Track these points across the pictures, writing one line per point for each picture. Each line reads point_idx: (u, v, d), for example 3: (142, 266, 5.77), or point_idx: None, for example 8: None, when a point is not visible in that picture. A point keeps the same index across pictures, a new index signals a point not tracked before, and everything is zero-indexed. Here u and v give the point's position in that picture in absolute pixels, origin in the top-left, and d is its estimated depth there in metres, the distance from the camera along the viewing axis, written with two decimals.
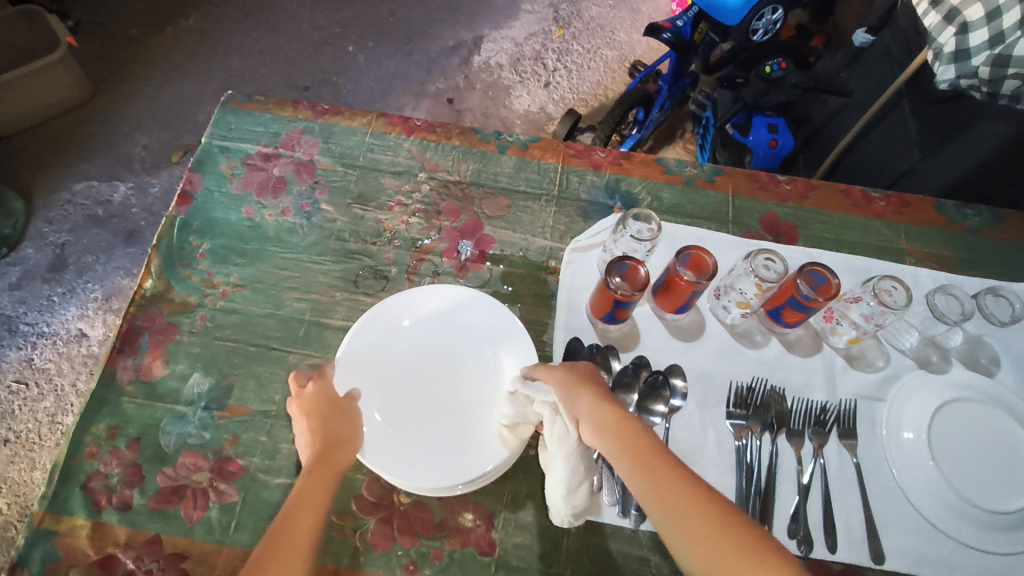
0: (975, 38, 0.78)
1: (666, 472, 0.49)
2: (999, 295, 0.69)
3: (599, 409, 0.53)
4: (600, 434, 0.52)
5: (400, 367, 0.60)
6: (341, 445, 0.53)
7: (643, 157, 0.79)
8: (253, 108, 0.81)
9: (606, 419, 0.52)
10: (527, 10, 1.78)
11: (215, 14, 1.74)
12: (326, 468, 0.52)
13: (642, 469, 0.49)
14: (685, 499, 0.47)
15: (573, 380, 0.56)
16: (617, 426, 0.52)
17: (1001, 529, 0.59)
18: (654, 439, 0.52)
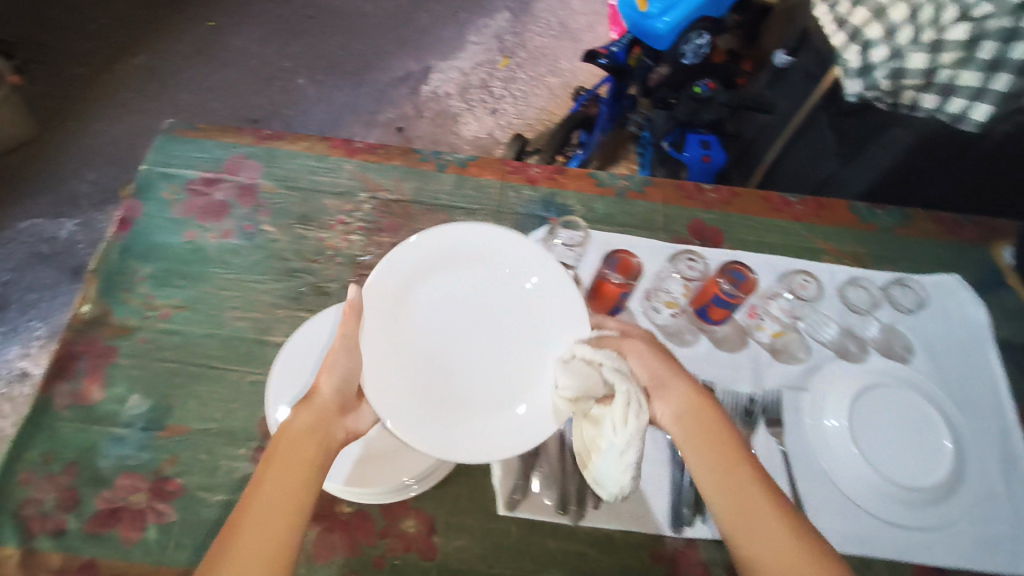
0: (876, 55, 0.86)
1: (742, 467, 0.53)
2: (905, 286, 0.76)
3: (690, 400, 0.58)
4: (683, 424, 0.57)
5: (439, 316, 0.61)
6: (305, 402, 0.53)
7: (576, 171, 0.83)
8: (196, 135, 0.81)
9: (692, 411, 0.57)
10: (474, 42, 1.85)
11: (164, 51, 1.75)
12: (288, 434, 0.51)
13: (722, 459, 0.54)
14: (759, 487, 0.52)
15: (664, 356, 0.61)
16: (705, 412, 0.57)
17: (917, 506, 0.63)
18: (738, 439, 0.56)
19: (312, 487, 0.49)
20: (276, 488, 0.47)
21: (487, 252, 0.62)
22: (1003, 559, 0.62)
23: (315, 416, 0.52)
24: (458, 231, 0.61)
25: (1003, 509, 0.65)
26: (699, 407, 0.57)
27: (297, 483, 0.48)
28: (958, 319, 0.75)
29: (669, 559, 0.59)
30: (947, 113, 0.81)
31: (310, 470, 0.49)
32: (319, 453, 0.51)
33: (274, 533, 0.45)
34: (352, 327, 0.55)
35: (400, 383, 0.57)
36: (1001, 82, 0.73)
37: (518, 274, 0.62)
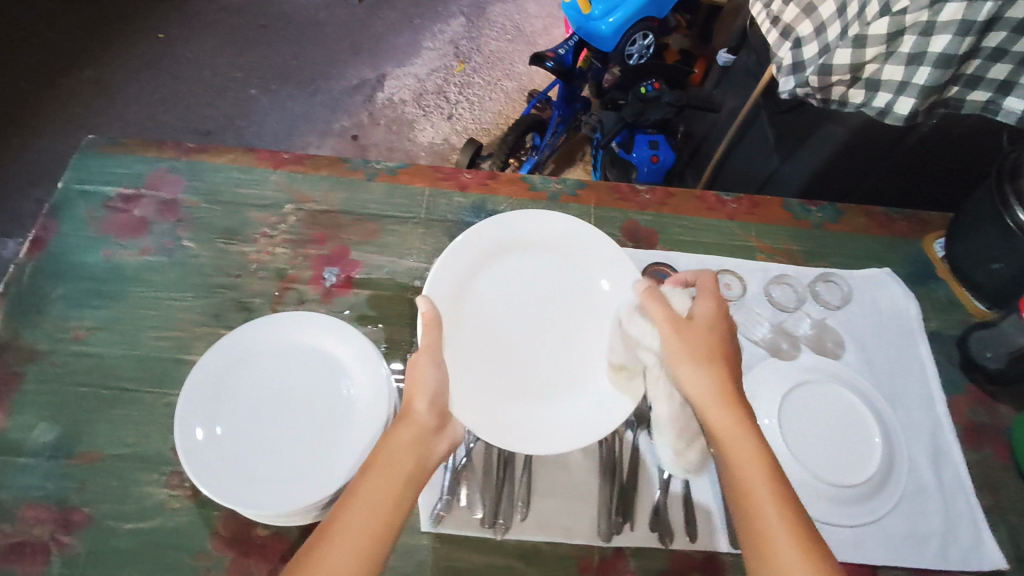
0: (808, 52, 0.80)
1: (761, 470, 0.49)
2: (829, 281, 0.76)
3: (711, 391, 0.53)
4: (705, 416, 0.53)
5: (504, 312, 0.64)
6: (403, 419, 0.52)
7: (508, 176, 0.82)
8: (115, 150, 0.78)
9: (713, 404, 0.53)
10: (429, 48, 1.83)
11: (110, 62, 1.71)
12: (387, 451, 0.50)
13: (739, 459, 0.50)
14: (763, 473, 0.49)
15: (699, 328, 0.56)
16: (723, 392, 0.53)
17: (848, 503, 0.62)
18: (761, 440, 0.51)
19: (403, 508, 0.48)
20: (367, 505, 0.47)
21: (548, 240, 0.66)
22: (932, 554, 0.62)
23: (414, 434, 0.51)
24: (516, 224, 0.66)
25: (933, 506, 0.64)
26: (716, 387, 0.53)
27: (391, 499, 0.48)
28: (890, 312, 0.75)
29: (596, 569, 0.58)
30: (872, 108, 0.75)
31: (404, 489, 0.49)
32: (417, 474, 0.50)
33: (356, 551, 0.45)
34: (433, 338, 0.56)
35: (479, 369, 0.61)
36: (922, 76, 0.68)
37: (578, 258, 0.67)
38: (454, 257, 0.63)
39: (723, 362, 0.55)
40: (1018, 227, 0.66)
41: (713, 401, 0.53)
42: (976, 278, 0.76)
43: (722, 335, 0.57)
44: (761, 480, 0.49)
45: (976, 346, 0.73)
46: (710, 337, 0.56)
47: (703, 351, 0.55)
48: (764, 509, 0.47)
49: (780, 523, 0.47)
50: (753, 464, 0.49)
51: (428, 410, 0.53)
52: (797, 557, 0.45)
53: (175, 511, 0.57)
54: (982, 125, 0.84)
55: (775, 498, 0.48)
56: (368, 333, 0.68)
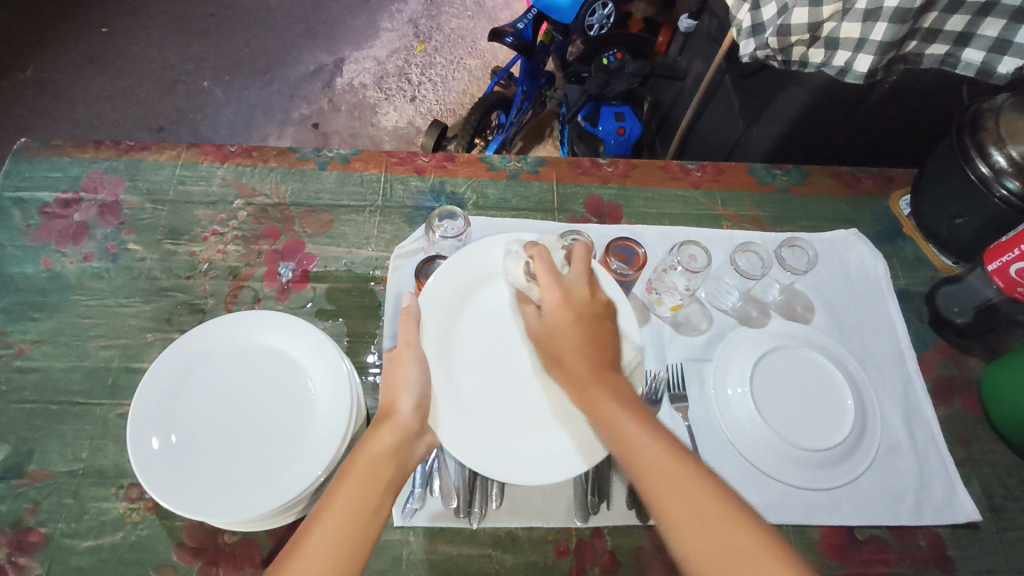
0: (766, 12, 0.73)
1: (608, 396, 0.52)
2: (795, 246, 0.73)
3: (559, 331, 0.56)
4: (560, 356, 0.55)
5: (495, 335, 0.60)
6: (385, 420, 0.51)
7: (466, 157, 0.80)
8: (50, 153, 0.75)
9: (567, 341, 0.55)
10: (387, 28, 1.78)
11: (54, 62, 1.64)
12: (367, 454, 0.48)
13: (587, 394, 0.52)
14: (629, 419, 0.50)
15: (557, 310, 0.57)
16: (592, 359, 0.54)
17: (821, 467, 0.60)
18: (602, 373, 0.53)
19: (381, 514, 0.46)
20: (347, 511, 0.45)
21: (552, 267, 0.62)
22: (906, 511, 0.61)
23: (396, 436, 0.50)
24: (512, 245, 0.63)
25: (906, 461, 0.64)
26: (582, 358, 0.54)
27: (369, 507, 0.46)
28: (858, 273, 0.75)
29: (574, 552, 0.58)
30: (832, 67, 0.73)
31: (382, 495, 0.47)
32: (396, 476, 0.48)
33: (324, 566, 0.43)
34: (411, 335, 0.55)
35: (470, 388, 0.56)
36: (879, 32, 0.66)
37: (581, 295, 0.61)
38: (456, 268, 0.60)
39: (585, 331, 0.55)
40: (980, 180, 0.66)
41: (578, 367, 0.54)
42: (942, 235, 0.75)
43: (585, 310, 0.56)
44: (627, 424, 0.49)
45: (943, 303, 0.73)
46: (576, 314, 0.56)
47: (558, 325, 0.56)
48: (637, 443, 0.49)
49: (661, 454, 0.48)
50: (620, 416, 0.50)
51: (412, 411, 0.51)
52: (682, 480, 0.46)
53: (135, 524, 0.55)
54: (941, 79, 0.82)
55: (651, 437, 0.49)
56: (329, 328, 0.66)
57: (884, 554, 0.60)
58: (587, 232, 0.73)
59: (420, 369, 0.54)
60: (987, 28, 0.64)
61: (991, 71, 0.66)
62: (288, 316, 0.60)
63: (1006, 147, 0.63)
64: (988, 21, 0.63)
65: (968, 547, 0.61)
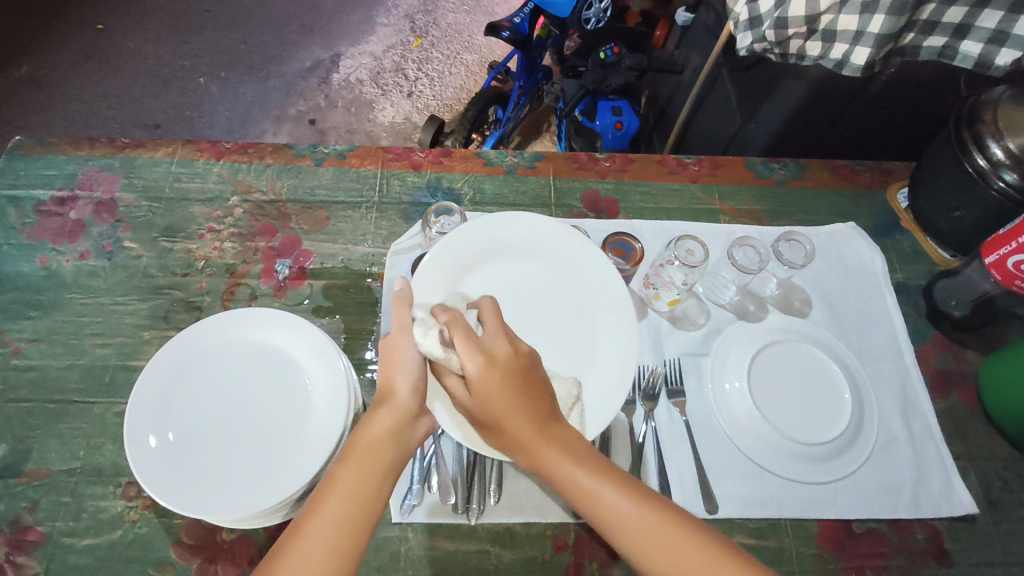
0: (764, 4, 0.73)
1: (563, 458, 0.46)
2: (791, 240, 0.74)
3: (489, 399, 0.46)
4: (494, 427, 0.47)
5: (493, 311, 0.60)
6: (383, 403, 0.50)
7: (463, 152, 0.80)
8: (44, 151, 0.74)
9: (499, 408, 0.46)
10: (383, 23, 1.77)
11: (49, 60, 1.63)
12: (369, 438, 0.47)
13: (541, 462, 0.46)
14: (593, 480, 0.45)
15: (482, 382, 0.46)
16: (534, 425, 0.46)
17: (819, 460, 0.61)
18: (546, 436, 0.46)
19: (384, 500, 0.45)
20: (348, 494, 0.44)
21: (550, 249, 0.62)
22: (904, 505, 0.61)
23: (396, 419, 0.49)
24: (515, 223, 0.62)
25: (904, 455, 0.64)
26: (523, 427, 0.46)
27: (369, 491, 0.45)
28: (856, 266, 0.75)
29: (572, 547, 0.58)
30: (829, 61, 0.72)
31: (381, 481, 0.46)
32: (396, 461, 0.47)
33: (326, 553, 0.42)
34: (404, 317, 0.53)
35: None
36: (876, 25, 0.65)
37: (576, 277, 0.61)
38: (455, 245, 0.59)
39: (518, 394, 0.46)
40: (978, 172, 0.65)
41: (520, 439, 0.46)
42: (940, 228, 0.75)
43: (513, 371, 0.46)
44: (594, 486, 0.45)
45: (941, 297, 0.73)
46: (504, 382, 0.46)
47: (487, 394, 0.46)
48: (608, 505, 0.44)
49: (637, 511, 0.44)
50: (582, 478, 0.45)
51: (410, 393, 0.50)
52: (668, 535, 0.43)
53: (134, 522, 0.55)
54: (938, 72, 0.82)
55: (625, 496, 0.44)
56: (326, 325, 0.66)
57: (881, 547, 0.60)
58: (584, 227, 0.73)
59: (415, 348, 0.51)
60: (985, 20, 0.63)
61: (988, 64, 0.66)
62: (286, 313, 0.60)
63: (1004, 139, 0.63)
64: (986, 13, 0.63)
65: (965, 540, 0.61)
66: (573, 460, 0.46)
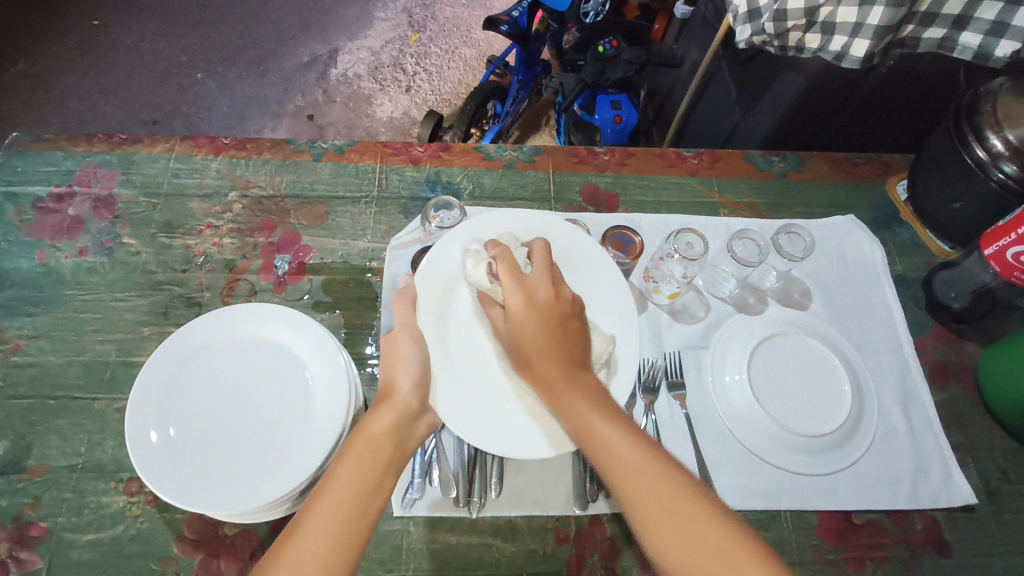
0: None
1: (578, 398, 0.49)
2: (791, 233, 0.72)
3: (523, 330, 0.52)
4: (523, 358, 0.52)
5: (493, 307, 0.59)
6: (386, 399, 0.50)
7: (462, 146, 0.79)
8: (42, 147, 0.74)
9: (529, 337, 0.52)
10: (381, 18, 1.77)
11: (46, 56, 1.62)
12: (367, 435, 0.48)
13: (557, 395, 0.50)
14: (600, 419, 0.48)
15: (521, 317, 0.52)
16: (560, 365, 0.51)
17: (819, 453, 0.61)
18: (569, 372, 0.50)
19: (381, 496, 0.45)
20: (347, 487, 0.45)
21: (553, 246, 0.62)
22: (903, 496, 0.62)
23: (398, 414, 0.49)
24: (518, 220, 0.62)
25: (904, 446, 0.64)
26: (550, 364, 0.51)
27: (367, 485, 0.45)
28: (855, 259, 0.75)
29: (573, 539, 0.58)
30: (829, 53, 0.72)
31: (382, 474, 0.46)
32: (397, 456, 0.48)
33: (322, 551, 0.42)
34: (405, 316, 0.55)
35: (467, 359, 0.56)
36: (876, 17, 0.65)
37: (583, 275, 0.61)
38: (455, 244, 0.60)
39: (552, 330, 0.51)
40: (977, 164, 0.66)
41: (543, 374, 0.50)
42: (939, 220, 0.75)
43: (552, 313, 0.52)
44: (604, 430, 0.47)
45: (941, 288, 0.73)
46: (541, 322, 0.51)
47: (521, 323, 0.52)
48: (615, 446, 0.46)
49: (637, 459, 0.46)
50: (591, 415, 0.48)
51: (411, 390, 0.51)
52: (659, 483, 0.44)
53: (136, 518, 0.55)
54: (938, 63, 0.82)
55: (630, 441, 0.47)
56: (326, 320, 0.66)
57: (881, 538, 0.60)
58: (583, 221, 0.73)
59: (420, 350, 0.54)
60: (985, 12, 0.63)
61: (987, 54, 0.66)
62: (286, 308, 0.60)
63: (1004, 131, 0.63)
64: (986, 3, 0.62)
65: (964, 530, 0.61)
66: (590, 405, 0.49)
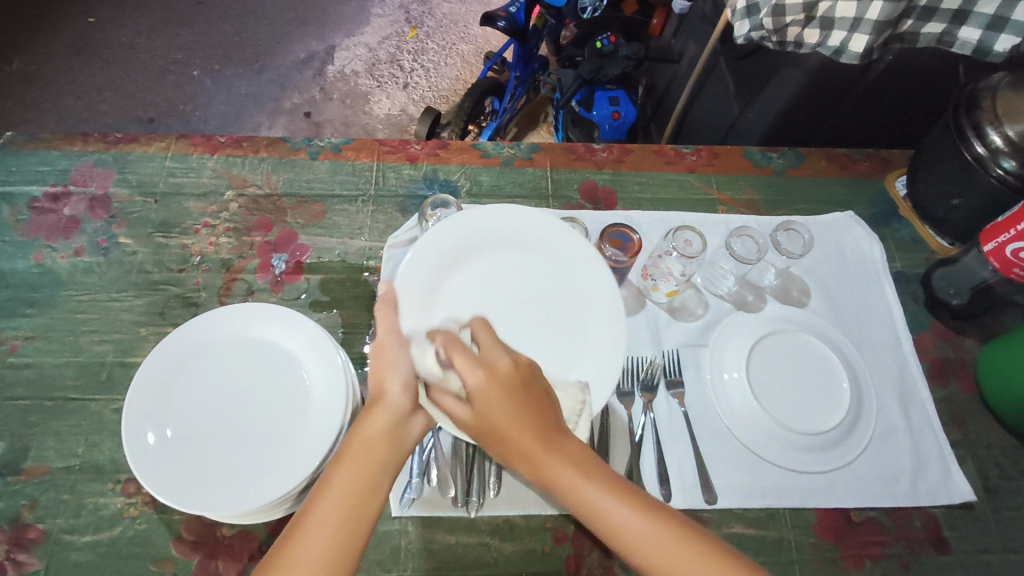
0: None
1: (573, 475, 0.44)
2: (790, 230, 0.73)
3: (494, 410, 0.44)
4: (500, 442, 0.45)
5: (480, 299, 0.59)
6: (377, 404, 0.48)
7: (459, 144, 0.79)
8: (37, 147, 0.74)
9: (503, 419, 0.44)
10: (378, 14, 1.76)
11: (41, 54, 1.61)
12: (361, 439, 0.46)
13: (550, 478, 0.44)
14: (603, 497, 0.43)
15: (487, 400, 0.44)
16: (537, 439, 0.44)
17: (818, 450, 0.61)
18: (553, 451, 0.44)
19: (379, 499, 0.44)
20: (347, 486, 0.44)
21: (537, 243, 0.62)
22: (902, 494, 0.61)
23: (392, 416, 0.47)
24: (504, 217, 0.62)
25: (903, 444, 0.64)
26: (527, 441, 0.44)
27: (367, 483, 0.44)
28: (855, 256, 0.75)
29: (572, 538, 0.58)
30: (828, 47, 0.71)
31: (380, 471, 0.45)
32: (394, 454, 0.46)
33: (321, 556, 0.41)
34: (390, 321, 0.53)
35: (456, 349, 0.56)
36: (875, 11, 0.65)
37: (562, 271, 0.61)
38: (435, 244, 0.59)
39: (524, 405, 0.44)
40: (976, 160, 0.65)
41: (520, 450, 0.44)
42: (937, 216, 0.75)
43: (516, 385, 0.45)
44: (611, 507, 0.43)
45: (941, 284, 0.73)
46: (508, 394, 0.44)
47: (490, 404, 0.44)
48: (626, 525, 0.42)
49: (658, 533, 0.42)
50: (593, 494, 0.43)
51: (401, 393, 0.48)
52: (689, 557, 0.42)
53: (134, 519, 0.55)
54: (937, 58, 0.81)
55: (641, 515, 0.43)
56: (324, 319, 0.65)
57: (880, 535, 0.60)
58: (582, 218, 0.73)
59: (408, 351, 0.50)
60: (985, 6, 0.63)
61: (987, 49, 0.65)
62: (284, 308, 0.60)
63: (1003, 126, 0.63)
64: None
65: (963, 527, 0.61)
66: (581, 474, 0.44)
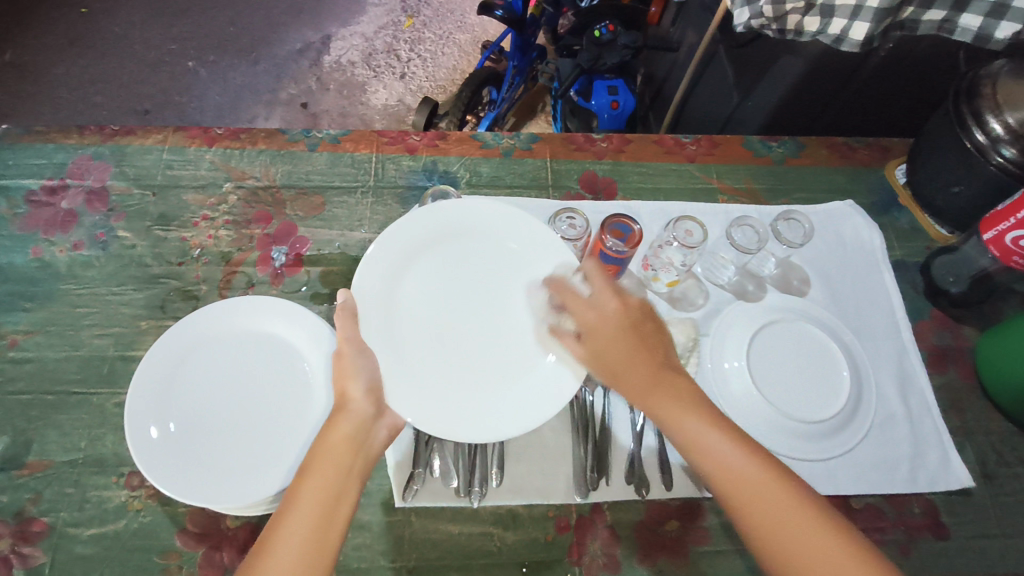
0: None
1: (671, 399, 0.50)
2: (790, 220, 0.72)
3: (602, 341, 0.53)
4: (603, 368, 0.53)
5: (442, 293, 0.59)
6: (340, 410, 0.50)
7: (458, 135, 0.79)
8: (33, 140, 0.73)
9: (607, 349, 0.53)
10: (374, 3, 1.74)
11: (34, 45, 1.60)
12: (325, 445, 0.49)
13: (652, 403, 0.51)
14: (698, 421, 0.49)
15: (596, 333, 0.54)
16: (645, 371, 0.52)
17: (818, 440, 0.61)
18: (654, 375, 0.51)
19: (349, 496, 0.47)
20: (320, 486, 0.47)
21: (501, 229, 0.61)
22: (902, 480, 0.62)
23: (354, 423, 0.50)
24: (467, 206, 0.61)
25: (903, 431, 0.64)
26: (635, 370, 0.52)
27: (336, 484, 0.47)
28: (854, 245, 0.75)
29: (574, 527, 0.58)
30: (828, 36, 0.71)
31: (348, 475, 0.48)
32: (361, 463, 0.49)
33: (299, 554, 0.43)
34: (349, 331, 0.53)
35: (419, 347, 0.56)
36: None
37: (528, 260, 0.60)
38: (385, 245, 0.58)
39: (629, 341, 0.53)
40: (976, 148, 0.65)
41: (632, 381, 0.52)
42: (937, 204, 0.75)
43: (622, 323, 0.54)
44: (701, 429, 0.49)
45: (940, 274, 0.73)
46: (616, 327, 0.53)
47: (602, 334, 0.53)
48: (715, 449, 0.48)
49: (743, 462, 0.47)
50: (687, 417, 0.49)
51: (363, 396, 0.51)
52: (771, 487, 0.46)
53: (138, 512, 0.55)
54: (936, 46, 0.81)
55: (730, 443, 0.48)
56: (324, 311, 0.66)
57: (880, 522, 0.61)
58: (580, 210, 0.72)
59: (369, 357, 0.53)
60: None
61: (988, 37, 0.65)
62: (282, 299, 0.60)
63: (1003, 114, 0.63)
64: None
65: (961, 513, 0.62)
66: (682, 401, 0.50)
